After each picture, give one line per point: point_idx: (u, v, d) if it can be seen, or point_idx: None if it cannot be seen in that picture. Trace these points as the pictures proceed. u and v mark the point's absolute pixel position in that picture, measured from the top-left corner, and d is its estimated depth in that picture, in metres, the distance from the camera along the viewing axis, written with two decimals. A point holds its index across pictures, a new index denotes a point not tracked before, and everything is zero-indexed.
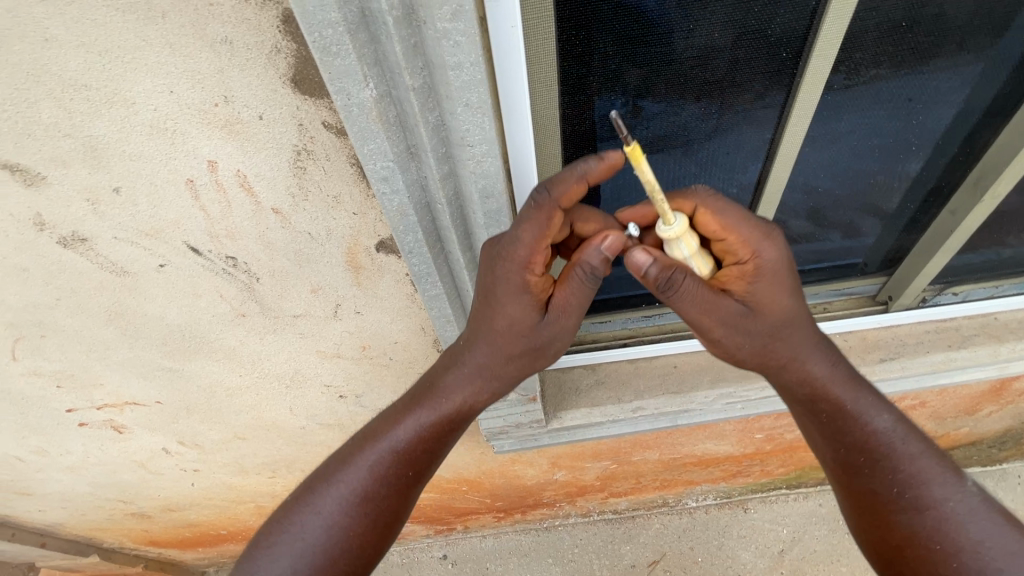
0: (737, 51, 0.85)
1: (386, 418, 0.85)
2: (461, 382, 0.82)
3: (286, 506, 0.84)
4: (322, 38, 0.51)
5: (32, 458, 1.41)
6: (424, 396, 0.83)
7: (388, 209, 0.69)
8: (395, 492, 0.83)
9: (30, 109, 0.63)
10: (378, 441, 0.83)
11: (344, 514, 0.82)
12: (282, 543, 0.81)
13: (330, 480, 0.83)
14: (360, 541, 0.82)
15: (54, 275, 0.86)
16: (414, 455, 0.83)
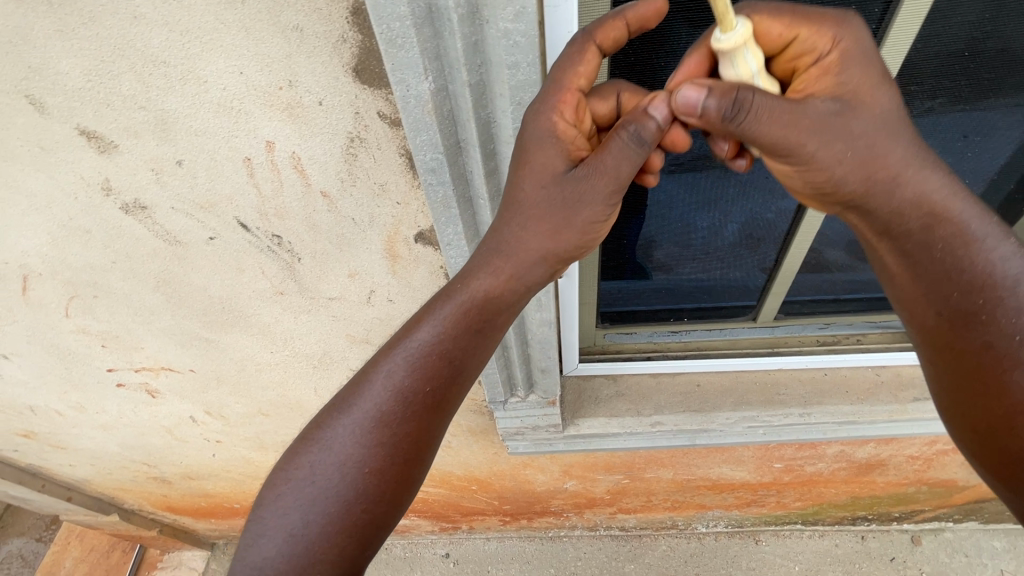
0: None
1: (396, 333, 0.71)
2: (484, 270, 0.69)
3: (290, 454, 0.71)
4: (389, 30, 0.53)
5: (69, 413, 1.49)
6: (444, 300, 0.70)
7: (432, 200, 0.71)
8: (419, 412, 0.70)
9: (112, 80, 0.68)
10: (390, 358, 0.70)
11: (361, 446, 0.69)
12: (291, 493, 0.67)
13: (340, 411, 0.70)
14: (384, 477, 0.69)
15: (113, 239, 0.91)
16: (438, 370, 0.70)
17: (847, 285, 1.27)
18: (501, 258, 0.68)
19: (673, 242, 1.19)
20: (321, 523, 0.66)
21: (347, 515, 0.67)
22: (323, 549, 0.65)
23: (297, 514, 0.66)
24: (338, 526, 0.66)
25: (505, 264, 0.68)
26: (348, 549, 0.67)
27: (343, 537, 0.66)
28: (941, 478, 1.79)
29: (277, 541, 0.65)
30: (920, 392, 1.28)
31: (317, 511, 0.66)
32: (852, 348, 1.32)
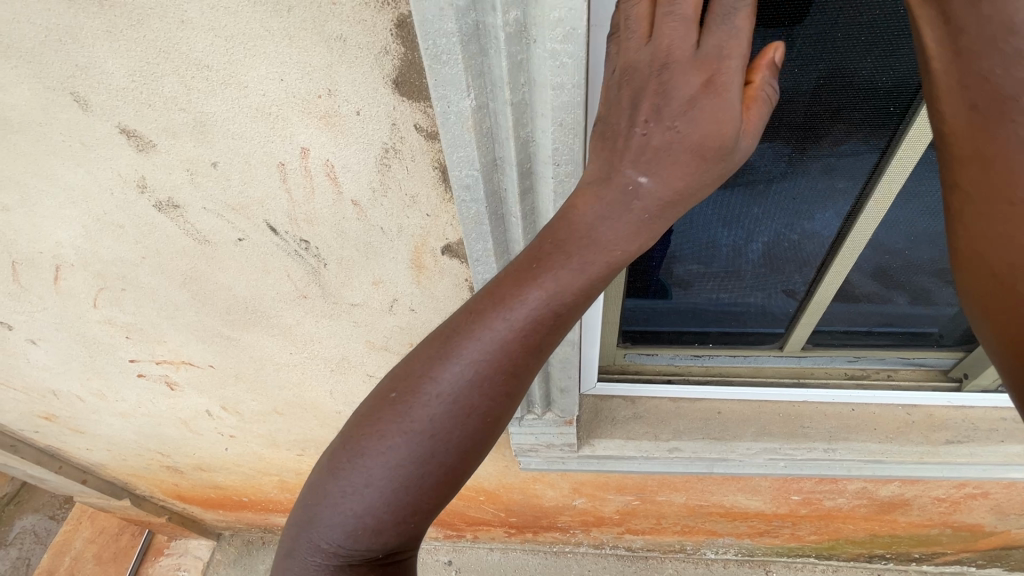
0: (828, 98, 0.81)
1: (498, 289, 0.54)
2: (605, 219, 0.52)
3: (358, 418, 0.58)
4: (435, 46, 0.52)
5: (90, 399, 1.51)
6: (564, 253, 0.52)
7: (464, 216, 0.70)
8: (519, 387, 0.56)
9: (155, 82, 0.68)
10: (487, 326, 0.53)
11: (444, 426, 0.55)
12: (359, 468, 0.57)
13: (419, 382, 0.56)
14: (470, 456, 0.58)
15: (145, 235, 0.92)
16: (548, 343, 0.54)
17: (878, 319, 1.22)
18: (621, 206, 0.52)
19: (699, 266, 1.14)
20: (398, 503, 0.57)
21: (425, 496, 0.57)
22: (399, 522, 0.58)
23: (370, 491, 0.57)
24: (414, 507, 0.57)
25: (629, 213, 0.52)
26: (425, 522, 0.60)
27: (419, 515, 0.58)
28: (967, 522, 1.72)
29: (347, 512, 0.58)
30: (953, 435, 1.22)
31: (390, 491, 0.57)
32: (882, 384, 1.28)
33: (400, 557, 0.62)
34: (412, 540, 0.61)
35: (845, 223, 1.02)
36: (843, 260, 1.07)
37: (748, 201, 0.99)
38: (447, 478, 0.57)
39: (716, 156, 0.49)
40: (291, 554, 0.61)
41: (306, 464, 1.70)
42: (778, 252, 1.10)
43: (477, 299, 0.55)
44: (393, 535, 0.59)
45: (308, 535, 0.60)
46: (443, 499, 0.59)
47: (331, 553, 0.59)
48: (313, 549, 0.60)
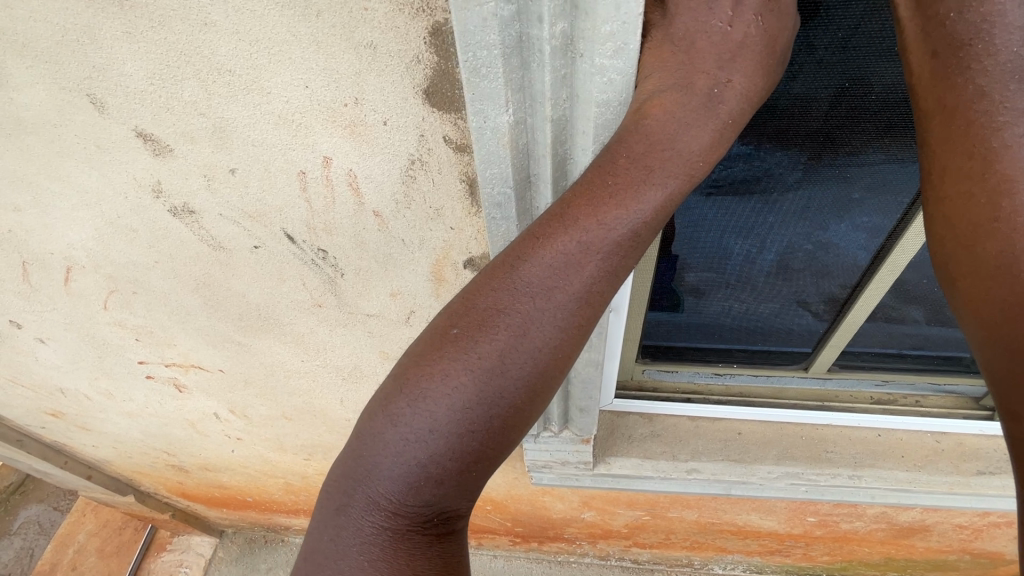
0: (843, 106, 0.77)
1: (568, 211, 0.50)
2: (692, 126, 0.51)
3: (416, 357, 0.52)
4: (475, 59, 0.49)
5: (98, 398, 1.49)
6: (645, 168, 0.50)
7: (493, 233, 0.67)
8: (594, 314, 0.52)
9: (174, 86, 0.65)
10: (564, 247, 0.50)
11: (519, 358, 0.50)
12: (424, 409, 0.50)
13: (489, 311, 0.50)
14: (543, 393, 0.53)
15: (158, 240, 0.89)
16: (625, 265, 0.51)
17: (910, 340, 1.18)
18: (707, 109, 0.51)
19: (728, 281, 1.11)
20: (468, 445, 0.51)
21: (496, 437, 0.52)
22: (467, 467, 0.52)
23: (436, 434, 0.50)
24: (485, 446, 0.52)
25: (712, 118, 0.51)
26: (492, 468, 0.54)
27: (488, 457, 0.52)
28: (988, 549, 1.66)
29: (411, 458, 0.51)
30: (985, 466, 1.19)
31: (460, 432, 0.50)
32: (910, 411, 1.23)
33: (460, 512, 0.56)
34: (477, 490, 0.54)
35: (887, 240, 0.98)
36: (881, 279, 1.03)
37: (784, 213, 0.96)
38: (516, 419, 0.52)
39: (785, 49, 0.54)
40: (344, 511, 0.54)
41: (312, 468, 1.68)
42: (811, 268, 1.06)
43: (544, 222, 0.51)
44: (460, 482, 0.53)
45: (363, 488, 0.53)
46: (512, 443, 0.53)
47: (391, 507, 0.52)
48: (370, 504, 0.53)
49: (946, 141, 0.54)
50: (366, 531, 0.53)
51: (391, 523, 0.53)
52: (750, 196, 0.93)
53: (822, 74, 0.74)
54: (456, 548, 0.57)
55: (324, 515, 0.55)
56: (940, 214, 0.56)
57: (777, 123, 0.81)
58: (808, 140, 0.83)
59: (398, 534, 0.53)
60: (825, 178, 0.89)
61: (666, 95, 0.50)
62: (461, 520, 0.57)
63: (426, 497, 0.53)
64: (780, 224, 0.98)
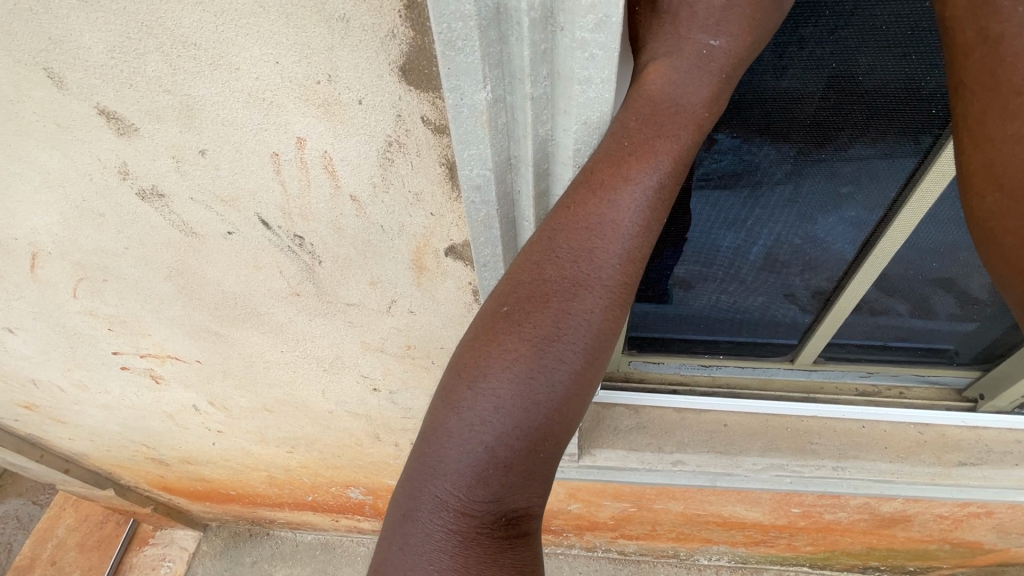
0: (842, 97, 0.76)
1: (593, 178, 0.51)
2: (688, 84, 0.50)
3: (466, 349, 0.53)
4: (449, 31, 0.46)
5: (72, 390, 1.45)
6: (656, 125, 0.50)
7: (473, 218, 0.64)
8: (638, 278, 0.52)
9: (137, 60, 0.62)
10: (597, 216, 0.50)
11: (569, 332, 0.50)
12: (480, 397, 0.50)
13: (535, 290, 0.51)
14: (598, 368, 0.52)
15: (127, 225, 0.86)
16: (658, 219, 0.52)
17: (895, 332, 1.17)
18: (702, 70, 0.51)
19: (714, 271, 1.09)
20: (529, 428, 0.51)
21: (555, 416, 0.51)
22: (530, 451, 0.52)
23: (495, 420, 0.50)
24: (546, 429, 0.51)
25: (707, 74, 0.51)
26: (555, 450, 0.53)
27: (550, 440, 0.52)
28: (968, 539, 1.68)
29: (473, 450, 0.51)
30: (965, 457, 1.19)
31: (518, 415, 0.50)
32: (894, 402, 1.24)
33: (528, 507, 0.56)
34: (543, 478, 0.54)
35: (876, 229, 0.96)
36: (869, 268, 1.01)
37: (771, 203, 0.94)
38: (577, 387, 0.51)
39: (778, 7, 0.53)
40: (411, 518, 0.54)
41: (295, 460, 1.65)
42: (799, 259, 1.04)
43: (571, 196, 0.52)
44: (524, 468, 0.52)
45: (429, 490, 0.53)
46: (572, 420, 0.53)
47: (458, 505, 0.53)
48: (437, 506, 0.53)
49: (986, 79, 0.58)
50: (435, 536, 0.53)
51: (460, 525, 0.53)
52: (738, 185, 0.91)
53: (813, 68, 0.73)
54: (524, 548, 0.57)
55: (392, 527, 0.56)
56: (983, 163, 0.60)
57: (762, 109, 0.79)
58: (795, 127, 0.81)
59: (468, 535, 0.53)
60: (812, 167, 0.87)
61: (660, 60, 0.51)
62: (529, 516, 0.57)
63: (492, 488, 0.52)
64: (769, 212, 0.96)
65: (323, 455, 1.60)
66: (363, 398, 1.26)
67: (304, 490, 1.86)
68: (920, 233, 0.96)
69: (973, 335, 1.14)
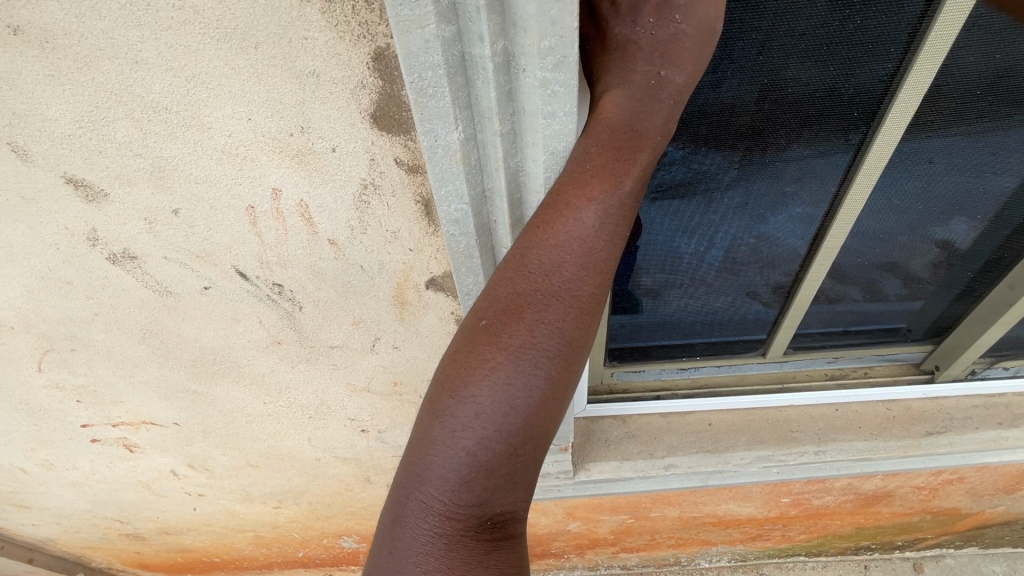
0: (775, 108, 0.83)
1: (559, 198, 0.54)
2: (641, 110, 0.54)
3: (449, 362, 0.55)
4: (420, 80, 0.50)
5: (37, 470, 1.37)
6: (612, 149, 0.54)
7: (453, 250, 0.67)
8: (605, 288, 0.55)
9: (106, 127, 0.63)
10: (563, 232, 0.53)
11: (542, 341, 0.52)
12: (462, 406, 0.52)
13: (509, 302, 0.53)
14: (573, 374, 0.54)
15: (96, 290, 0.84)
16: (622, 233, 0.55)
17: (854, 318, 1.24)
18: (650, 97, 0.54)
19: (683, 279, 1.14)
20: (509, 434, 0.53)
21: (534, 422, 0.53)
22: (511, 456, 0.54)
23: (476, 427, 0.52)
24: (525, 434, 0.53)
25: (657, 101, 0.55)
26: (536, 455, 0.55)
27: (530, 445, 0.54)
28: (946, 507, 1.74)
29: (456, 456, 0.53)
30: (932, 427, 1.27)
31: (498, 423, 0.52)
32: (862, 382, 1.31)
33: (512, 511, 0.57)
34: (525, 482, 0.56)
35: (823, 223, 1.04)
36: (821, 260, 1.09)
37: (729, 212, 1.01)
38: (555, 392, 0.53)
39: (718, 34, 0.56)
40: (400, 522, 0.56)
41: (284, 515, 1.60)
42: (758, 258, 1.11)
43: (540, 215, 0.55)
44: (506, 472, 0.54)
45: (416, 496, 0.55)
46: (551, 425, 0.55)
47: (443, 508, 0.55)
48: (423, 510, 0.55)
49: None
50: (423, 538, 0.56)
51: (446, 526, 0.55)
52: (695, 196, 0.98)
53: (739, 81, 0.80)
54: (510, 549, 0.59)
55: (383, 530, 0.58)
56: None
57: (708, 124, 0.86)
58: (740, 137, 0.88)
59: (454, 536, 0.55)
60: (760, 174, 0.94)
61: (614, 90, 0.55)
62: (514, 520, 0.58)
63: (476, 492, 0.54)
64: (726, 219, 1.03)
65: (313, 507, 1.55)
66: (352, 441, 1.24)
67: (294, 547, 1.79)
68: (862, 224, 1.04)
69: (921, 312, 1.22)
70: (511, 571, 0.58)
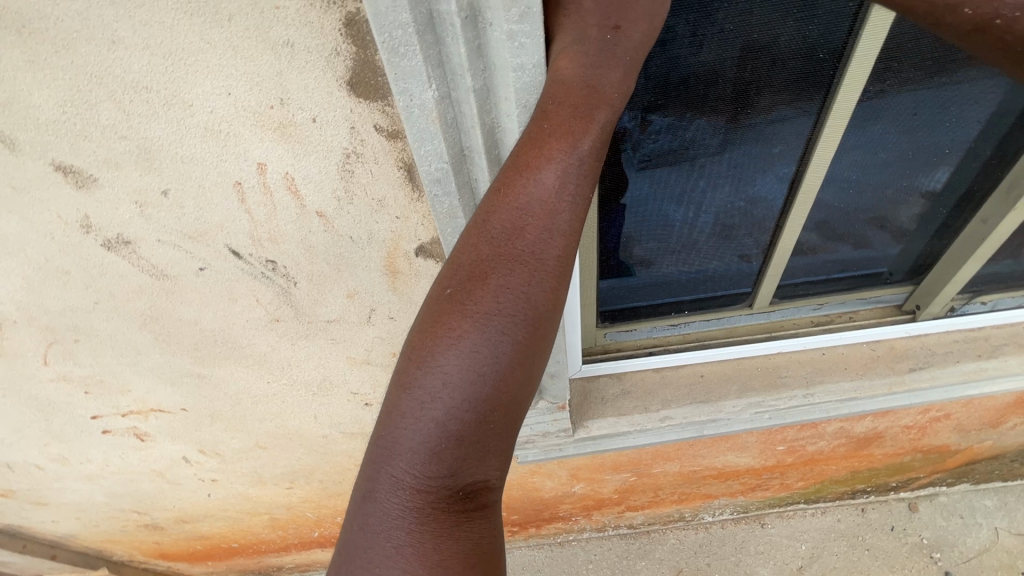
0: (744, 60, 0.85)
1: (520, 159, 0.56)
2: (597, 68, 0.57)
3: (417, 332, 0.57)
4: (392, 39, 0.52)
5: (52, 466, 1.41)
6: (571, 106, 0.56)
7: (438, 212, 0.69)
8: (569, 254, 0.57)
9: (89, 111, 0.64)
10: (525, 192, 0.55)
11: (507, 305, 0.55)
12: (430, 376, 0.55)
13: (472, 270, 0.56)
14: (540, 340, 0.56)
15: (94, 278, 0.86)
16: (584, 194, 0.57)
17: (835, 264, 1.27)
18: (604, 55, 0.58)
19: (667, 240, 1.16)
20: (477, 403, 0.55)
21: (503, 389, 0.55)
22: (480, 424, 0.56)
23: (444, 397, 0.54)
24: (494, 401, 0.55)
25: (613, 62, 0.58)
26: (506, 425, 0.57)
27: (498, 412, 0.56)
28: (937, 444, 1.79)
29: (425, 427, 0.55)
30: (915, 362, 1.32)
31: (466, 390, 0.54)
32: (846, 326, 1.34)
33: (484, 480, 0.60)
34: (495, 451, 0.58)
35: (798, 171, 1.06)
36: (799, 207, 1.10)
37: (709, 168, 1.03)
38: (522, 359, 0.56)
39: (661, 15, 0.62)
40: (370, 498, 0.59)
41: (296, 496, 1.64)
42: (739, 211, 1.13)
43: (502, 177, 0.57)
44: (476, 441, 0.56)
45: (386, 471, 0.57)
46: (520, 393, 0.57)
47: (414, 483, 0.57)
48: (394, 484, 0.57)
49: None
50: (393, 513, 0.58)
51: (416, 501, 0.58)
52: (673, 156, 0.99)
53: (706, 37, 0.81)
54: (480, 521, 0.62)
55: (354, 507, 0.60)
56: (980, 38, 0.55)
57: (681, 82, 0.87)
58: (712, 92, 0.89)
59: (424, 510, 0.58)
60: (736, 127, 0.96)
61: (571, 50, 0.57)
62: (484, 491, 0.61)
63: (446, 463, 0.57)
64: (706, 177, 1.04)
65: (325, 485, 1.59)
66: (356, 416, 1.27)
67: (310, 527, 1.84)
68: (837, 168, 1.07)
69: (902, 254, 1.26)
70: (482, 544, 0.61)
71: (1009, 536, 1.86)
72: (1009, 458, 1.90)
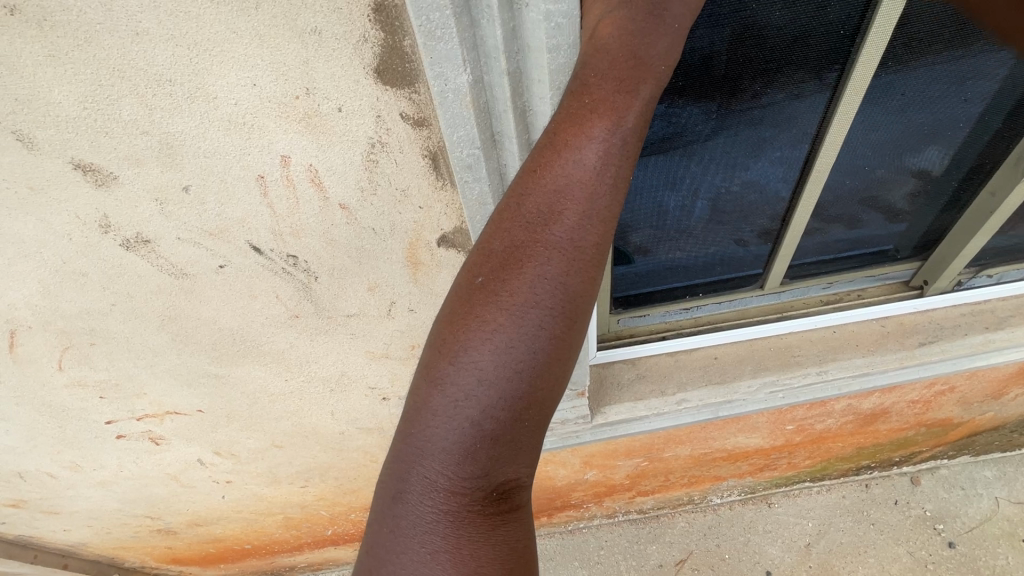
0: (761, 39, 0.85)
1: (556, 139, 0.53)
2: (644, 37, 0.53)
3: (447, 323, 0.54)
4: (429, 22, 0.52)
5: (65, 474, 1.39)
6: (615, 81, 0.52)
7: (468, 199, 0.69)
8: (608, 241, 0.53)
9: (111, 106, 0.63)
10: (562, 174, 0.52)
11: (545, 296, 0.51)
12: (464, 371, 0.52)
13: (507, 257, 0.52)
14: (577, 332, 0.53)
15: (112, 279, 0.85)
16: (624, 177, 0.53)
17: (846, 242, 1.28)
18: (651, 23, 0.54)
19: (681, 223, 1.16)
20: (513, 400, 0.52)
21: (539, 384, 0.52)
22: (516, 422, 0.53)
23: (479, 394, 0.51)
24: (530, 397, 0.52)
25: (660, 31, 0.54)
26: (541, 422, 0.54)
27: (534, 409, 0.53)
28: (940, 417, 1.82)
29: (459, 427, 0.52)
30: (924, 337, 1.34)
31: (502, 387, 0.51)
32: (855, 304, 1.36)
33: (516, 479, 0.58)
34: (529, 450, 0.55)
35: (811, 150, 1.06)
36: (813, 185, 1.10)
37: (723, 149, 1.03)
38: (559, 353, 0.52)
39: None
40: (401, 499, 0.56)
41: (310, 494, 1.63)
42: (752, 192, 1.13)
43: (537, 157, 0.53)
44: (511, 440, 0.54)
45: (418, 472, 0.55)
46: (556, 389, 0.54)
47: (448, 484, 0.55)
48: (427, 486, 0.55)
49: None
50: (427, 515, 0.56)
51: (450, 503, 0.55)
52: (688, 138, 0.99)
53: (725, 15, 0.81)
54: (513, 522, 0.60)
55: (383, 508, 0.58)
56: None
57: (699, 63, 0.87)
58: (728, 72, 0.89)
59: (459, 512, 0.56)
60: (751, 106, 0.96)
61: (616, 16, 0.54)
62: (517, 491, 0.59)
63: (480, 463, 0.54)
64: (719, 158, 1.05)
65: (339, 482, 1.58)
66: (373, 411, 1.26)
67: (323, 525, 1.83)
68: (848, 146, 1.07)
69: (910, 230, 1.28)
70: (517, 547, 0.60)
71: (1010, 504, 1.89)
72: (1009, 429, 1.94)
